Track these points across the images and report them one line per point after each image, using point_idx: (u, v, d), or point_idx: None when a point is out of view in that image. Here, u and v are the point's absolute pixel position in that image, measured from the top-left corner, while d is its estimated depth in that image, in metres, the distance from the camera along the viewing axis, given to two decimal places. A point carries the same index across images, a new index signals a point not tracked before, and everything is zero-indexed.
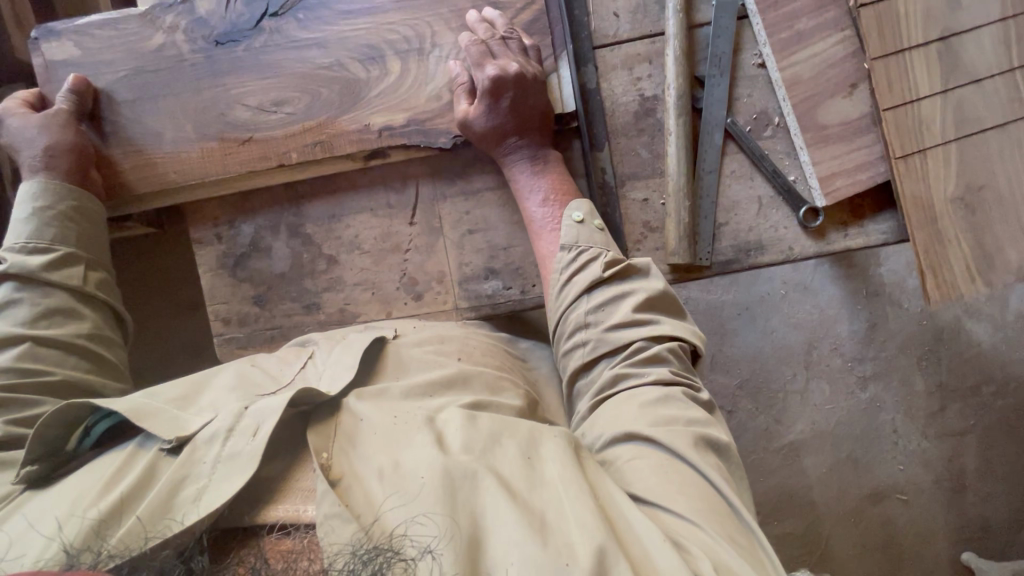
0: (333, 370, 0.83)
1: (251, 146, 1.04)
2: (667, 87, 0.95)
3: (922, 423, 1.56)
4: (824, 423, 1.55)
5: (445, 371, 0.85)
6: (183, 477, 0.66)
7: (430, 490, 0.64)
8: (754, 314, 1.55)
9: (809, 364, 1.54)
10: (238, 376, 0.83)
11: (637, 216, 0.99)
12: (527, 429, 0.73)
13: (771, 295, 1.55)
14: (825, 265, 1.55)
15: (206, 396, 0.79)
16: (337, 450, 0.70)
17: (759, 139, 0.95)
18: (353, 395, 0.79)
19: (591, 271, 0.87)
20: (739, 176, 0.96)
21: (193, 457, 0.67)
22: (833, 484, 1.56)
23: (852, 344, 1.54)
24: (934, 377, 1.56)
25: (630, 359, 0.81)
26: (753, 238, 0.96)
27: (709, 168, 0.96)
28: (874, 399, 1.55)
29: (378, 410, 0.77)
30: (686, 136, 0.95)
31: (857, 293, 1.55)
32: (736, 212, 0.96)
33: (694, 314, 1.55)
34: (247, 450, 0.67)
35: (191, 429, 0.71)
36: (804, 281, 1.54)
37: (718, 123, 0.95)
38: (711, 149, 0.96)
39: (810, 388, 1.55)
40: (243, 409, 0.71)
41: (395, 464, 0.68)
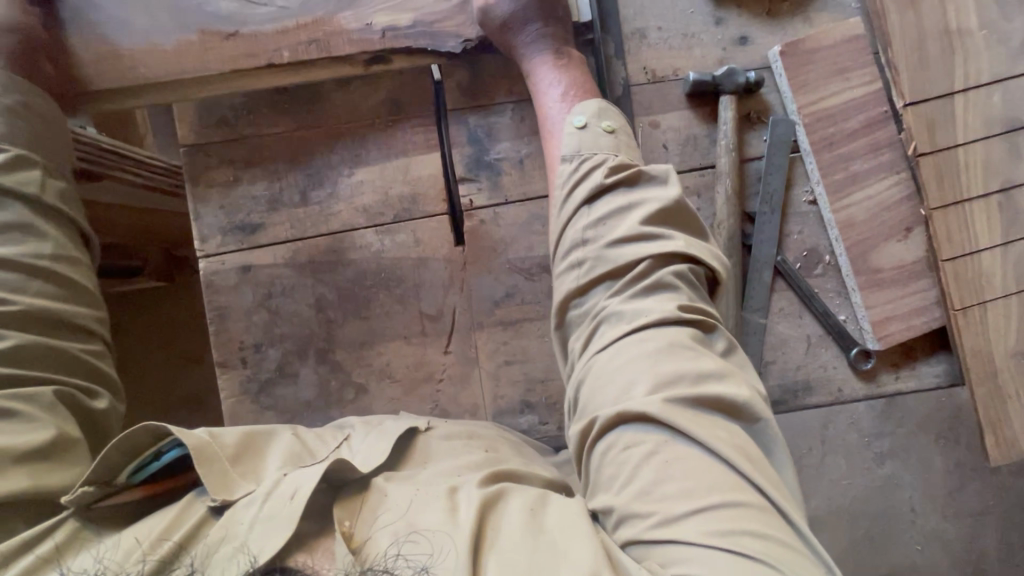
0: (366, 440, 0.80)
1: (300, 263, 1.04)
2: (719, 222, 0.98)
3: (941, 502, 1.52)
4: (840, 499, 1.51)
5: (474, 458, 0.81)
6: (220, 539, 0.63)
7: (447, 549, 0.62)
8: None
9: (825, 439, 1.50)
10: (274, 444, 0.77)
11: None
12: (533, 490, 0.71)
13: None
14: None
15: (263, 459, 0.74)
16: (361, 519, 0.68)
17: (808, 277, 1.00)
18: (384, 476, 0.74)
19: (592, 179, 0.82)
20: (788, 314, 1.01)
21: (234, 518, 0.65)
22: (851, 563, 1.52)
23: (870, 420, 1.50)
24: (952, 454, 1.52)
25: (632, 285, 0.75)
26: (802, 378, 1.01)
27: (757, 306, 0.99)
28: (892, 476, 1.51)
29: (404, 482, 0.73)
30: (738, 273, 0.98)
31: None
32: (785, 349, 1.01)
33: None
34: (283, 513, 0.64)
35: (235, 492, 0.68)
36: None
37: (768, 261, 0.99)
38: (758, 282, 0.99)
39: (826, 464, 1.51)
40: (280, 476, 0.69)
41: (410, 529, 0.65)
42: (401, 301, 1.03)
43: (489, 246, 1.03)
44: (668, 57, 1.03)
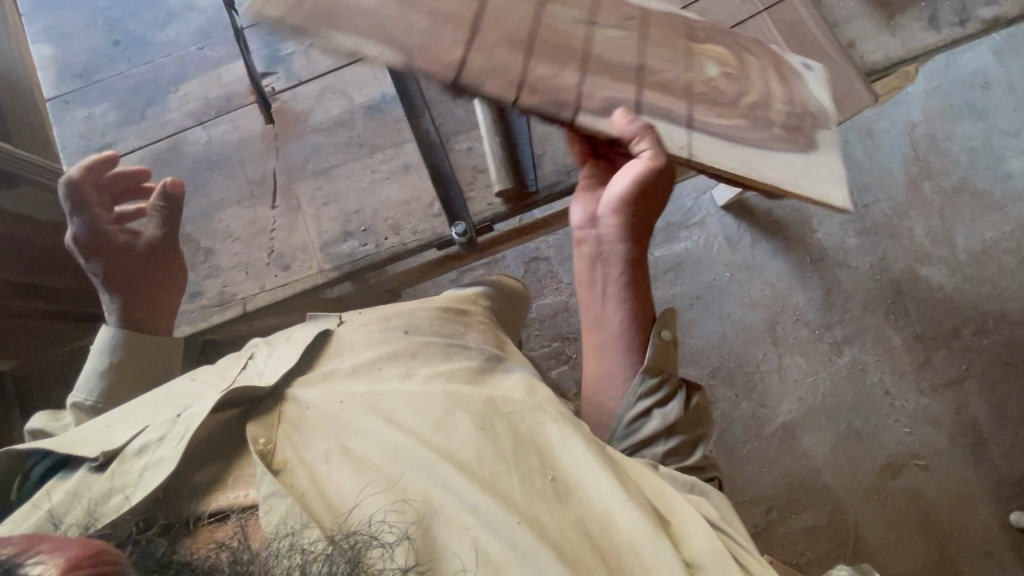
0: (277, 361, 0.71)
1: (142, 160, 0.89)
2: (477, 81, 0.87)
3: (913, 379, 1.50)
4: (811, 399, 1.50)
5: (390, 343, 0.73)
6: (111, 487, 0.59)
7: (379, 473, 0.59)
8: (706, 301, 1.55)
9: (776, 340, 1.52)
10: (159, 393, 0.71)
11: (463, 162, 0.86)
12: (480, 399, 0.66)
13: (718, 280, 1.56)
14: (764, 241, 1.56)
15: (133, 412, 0.68)
16: (280, 436, 0.62)
17: None
18: (297, 383, 0.68)
19: (670, 407, 0.77)
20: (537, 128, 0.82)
21: (121, 469, 0.60)
22: (843, 463, 1.46)
23: (814, 313, 1.53)
24: (907, 329, 1.52)
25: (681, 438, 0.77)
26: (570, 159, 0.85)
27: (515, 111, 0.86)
28: (856, 363, 1.51)
29: (326, 400, 0.65)
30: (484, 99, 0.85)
31: (803, 263, 1.55)
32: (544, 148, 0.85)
33: None
34: (170, 452, 0.60)
35: (118, 442, 0.63)
36: (746, 260, 1.56)
37: None
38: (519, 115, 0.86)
39: (786, 365, 1.52)
40: (176, 416, 0.64)
41: (343, 448, 0.61)
42: (230, 176, 0.87)
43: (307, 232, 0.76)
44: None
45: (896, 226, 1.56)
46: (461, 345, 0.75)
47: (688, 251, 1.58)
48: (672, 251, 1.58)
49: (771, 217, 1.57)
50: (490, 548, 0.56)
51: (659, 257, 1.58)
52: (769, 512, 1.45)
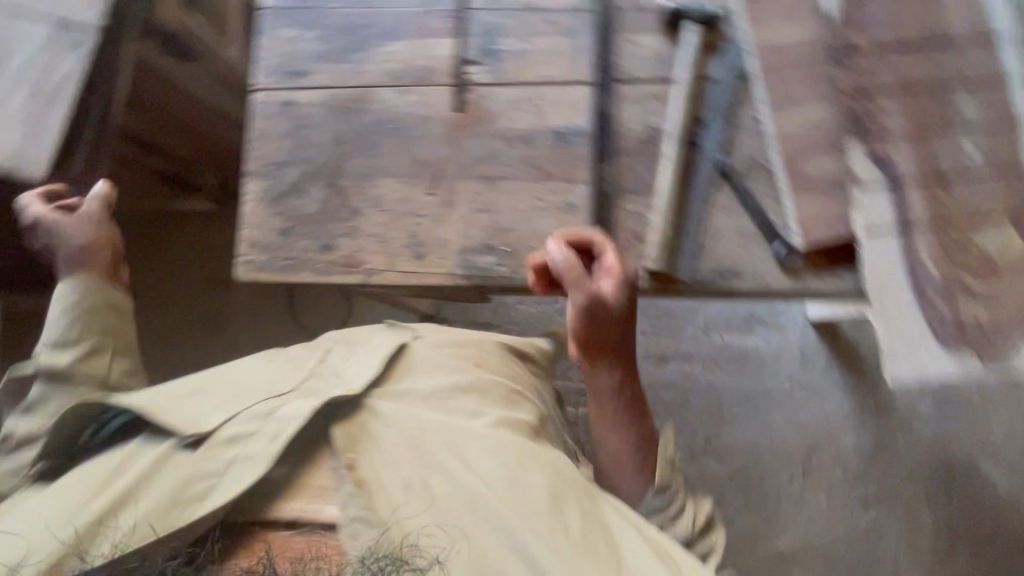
0: (355, 366, 0.65)
1: None
2: (667, 138, 0.64)
3: (928, 568, 1.41)
4: (817, 541, 1.43)
5: (467, 376, 0.67)
6: (199, 472, 0.53)
7: (455, 504, 0.52)
8: (755, 404, 1.49)
9: (807, 470, 1.46)
10: (249, 373, 0.64)
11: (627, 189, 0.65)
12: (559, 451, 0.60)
13: (775, 389, 1.49)
14: (837, 370, 1.50)
15: (219, 384, 0.62)
16: (363, 450, 0.55)
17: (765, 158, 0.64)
18: (377, 393, 0.62)
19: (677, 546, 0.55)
20: (725, 210, 0.64)
21: (207, 455, 0.54)
22: None
23: (855, 460, 1.46)
24: (943, 517, 1.43)
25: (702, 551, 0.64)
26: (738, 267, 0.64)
27: (705, 174, 0.64)
28: (877, 527, 1.43)
29: (403, 414, 0.59)
30: (676, 146, 0.64)
31: (864, 407, 1.48)
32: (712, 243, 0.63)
33: (695, 393, 1.49)
34: (265, 451, 0.53)
35: (211, 424, 0.56)
36: (811, 382, 1.50)
37: (716, 132, 0.65)
38: (697, 202, 0.64)
39: (805, 498, 1.45)
40: (270, 409, 0.57)
41: (421, 480, 0.53)
42: None
43: (412, 258, 0.64)
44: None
45: (973, 411, 1.48)
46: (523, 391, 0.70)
47: (760, 349, 1.51)
48: (742, 342, 1.52)
49: (854, 349, 1.50)
50: None
51: (730, 343, 1.51)
52: None
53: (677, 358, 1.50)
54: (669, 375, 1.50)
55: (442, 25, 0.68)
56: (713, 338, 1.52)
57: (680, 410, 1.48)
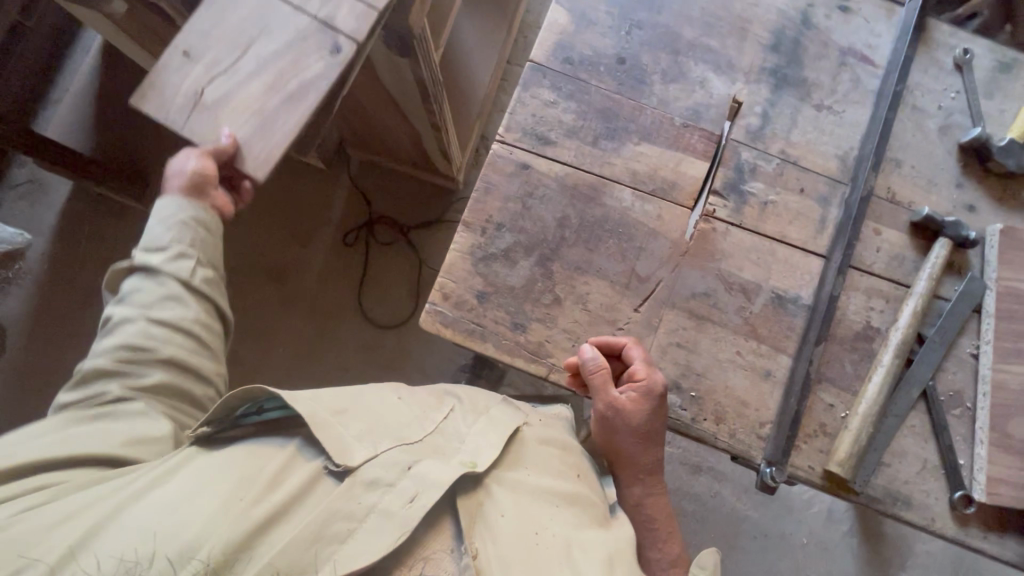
0: (480, 436, 0.56)
1: None
2: (886, 344, 0.63)
3: None
4: None
5: (582, 485, 0.59)
6: (336, 511, 0.46)
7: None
8: (768, 544, 1.47)
9: None
10: (383, 408, 0.56)
11: (825, 377, 0.63)
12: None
13: (791, 536, 1.48)
14: (855, 539, 1.48)
15: (358, 406, 0.54)
16: (480, 539, 0.49)
17: (969, 407, 0.63)
18: (492, 479, 0.54)
19: None
20: (915, 435, 0.62)
21: (352, 495, 0.47)
22: None
23: None
24: None
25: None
26: (908, 491, 0.61)
27: (911, 393, 0.62)
28: None
29: (518, 512, 0.52)
30: (899, 356, 0.62)
31: None
32: (895, 462, 0.61)
33: (715, 511, 1.47)
34: (399, 516, 0.46)
35: (356, 460, 0.49)
36: (827, 542, 1.47)
37: (939, 356, 0.63)
38: (893, 417, 0.62)
39: None
40: (404, 467, 0.50)
41: None
42: None
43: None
44: (914, 184, 0.66)
45: None
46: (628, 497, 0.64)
47: (789, 491, 1.50)
48: None
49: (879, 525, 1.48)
50: None
51: None
52: None
53: (709, 471, 1.49)
54: (696, 486, 1.48)
55: (698, 145, 0.66)
56: None
57: (695, 525, 1.45)
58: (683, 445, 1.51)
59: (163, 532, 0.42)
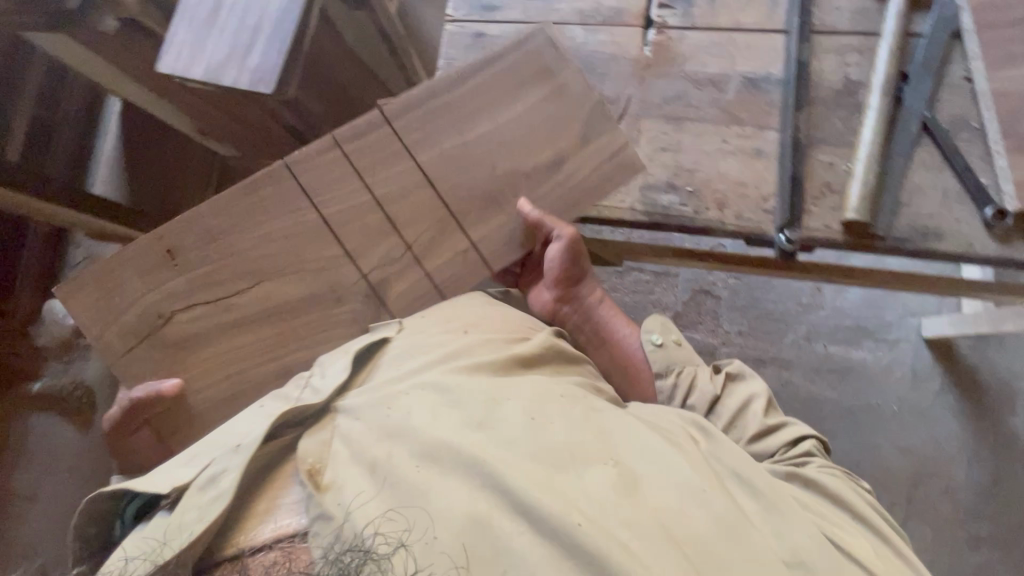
0: (335, 368, 0.71)
1: None
2: (871, 89, 0.68)
3: None
4: None
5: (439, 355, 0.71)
6: (175, 527, 0.57)
7: (420, 476, 0.59)
8: (858, 422, 1.41)
9: (910, 499, 1.37)
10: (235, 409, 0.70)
11: (819, 152, 0.68)
12: (524, 393, 0.66)
13: (880, 408, 1.41)
14: (950, 395, 1.40)
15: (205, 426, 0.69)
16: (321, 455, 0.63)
17: (958, 139, 0.67)
18: (343, 397, 0.69)
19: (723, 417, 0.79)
20: (927, 166, 0.66)
21: (185, 504, 0.59)
22: None
23: (967, 495, 1.36)
24: None
25: (779, 450, 0.74)
26: (932, 225, 0.64)
27: (908, 136, 0.66)
28: (986, 570, 1.33)
29: (367, 404, 0.66)
30: (887, 98, 0.66)
31: (982, 439, 1.37)
32: (914, 196, 0.64)
33: (791, 400, 1.43)
34: (227, 484, 0.59)
35: (185, 478, 0.62)
36: (922, 405, 1.40)
37: (923, 98, 0.68)
38: (898, 155, 0.66)
39: (909, 528, 1.36)
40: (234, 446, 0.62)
41: (388, 457, 0.60)
42: None
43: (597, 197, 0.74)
44: None
45: None
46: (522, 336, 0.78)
47: (865, 363, 1.43)
48: (847, 354, 1.44)
49: (974, 374, 1.39)
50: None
51: (831, 354, 1.44)
52: None
53: (773, 362, 1.45)
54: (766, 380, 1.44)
55: None
56: (813, 346, 1.45)
57: None
58: (740, 343, 1.47)
59: None
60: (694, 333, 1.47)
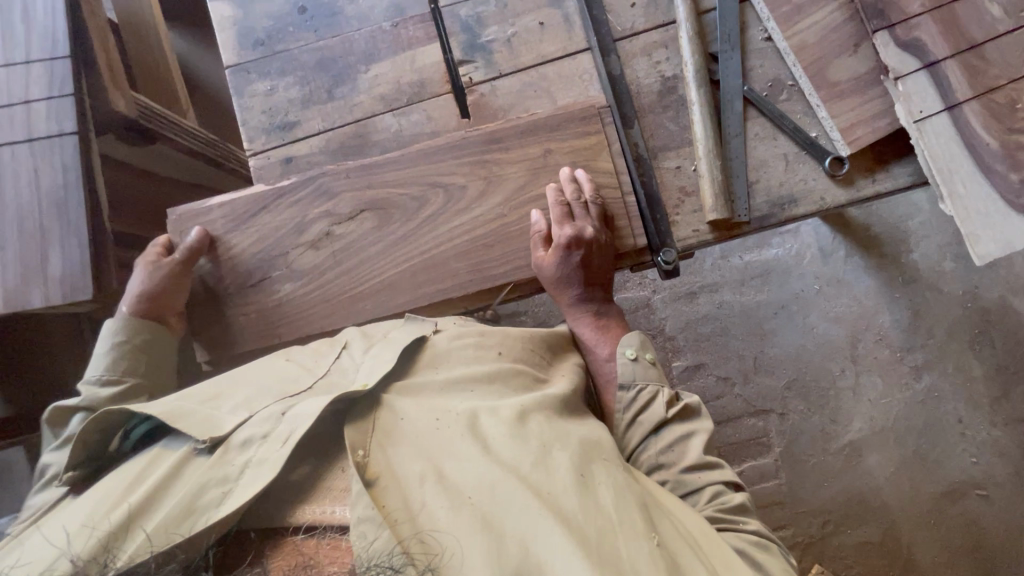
0: (372, 364, 0.76)
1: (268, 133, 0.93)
2: (689, 85, 0.82)
3: (988, 411, 1.48)
4: (883, 419, 1.49)
5: (483, 366, 0.79)
6: (211, 479, 0.64)
7: (476, 512, 0.62)
8: (791, 312, 1.52)
9: (856, 358, 1.51)
10: (274, 372, 0.79)
11: (672, 181, 0.82)
12: (576, 440, 0.70)
13: (806, 292, 1.52)
14: (857, 256, 1.53)
15: (237, 391, 0.75)
16: (375, 447, 0.67)
17: (777, 104, 0.81)
18: (392, 390, 0.75)
19: (654, 412, 0.79)
20: (763, 138, 0.80)
21: (224, 460, 0.66)
22: (906, 485, 1.47)
23: (897, 334, 1.51)
24: (990, 360, 1.49)
25: (716, 499, 0.73)
26: (786, 192, 0.79)
27: (735, 132, 0.80)
28: (932, 389, 1.49)
29: (422, 408, 0.73)
30: (709, 105, 0.81)
31: (894, 283, 1.52)
32: (762, 172, 0.79)
33: (731, 317, 1.52)
34: (275, 455, 0.64)
35: (224, 429, 0.68)
36: (837, 274, 1.52)
37: (736, 91, 0.81)
38: (736, 136, 0.80)
39: (862, 384, 1.50)
40: (280, 415, 0.69)
41: (440, 475, 0.65)
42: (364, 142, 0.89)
43: (500, 231, 0.83)
44: None
45: (994, 254, 1.52)
46: (545, 377, 0.82)
47: (779, 258, 1.54)
48: (762, 257, 1.54)
49: (868, 231, 1.53)
50: None
51: (749, 261, 1.53)
52: (825, 523, 1.46)
53: (703, 290, 1.54)
54: (703, 309, 1.53)
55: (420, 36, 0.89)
56: (731, 261, 1.55)
57: (722, 338, 1.52)
58: (668, 284, 1.55)
59: (77, 521, 0.62)
60: (624, 293, 1.54)
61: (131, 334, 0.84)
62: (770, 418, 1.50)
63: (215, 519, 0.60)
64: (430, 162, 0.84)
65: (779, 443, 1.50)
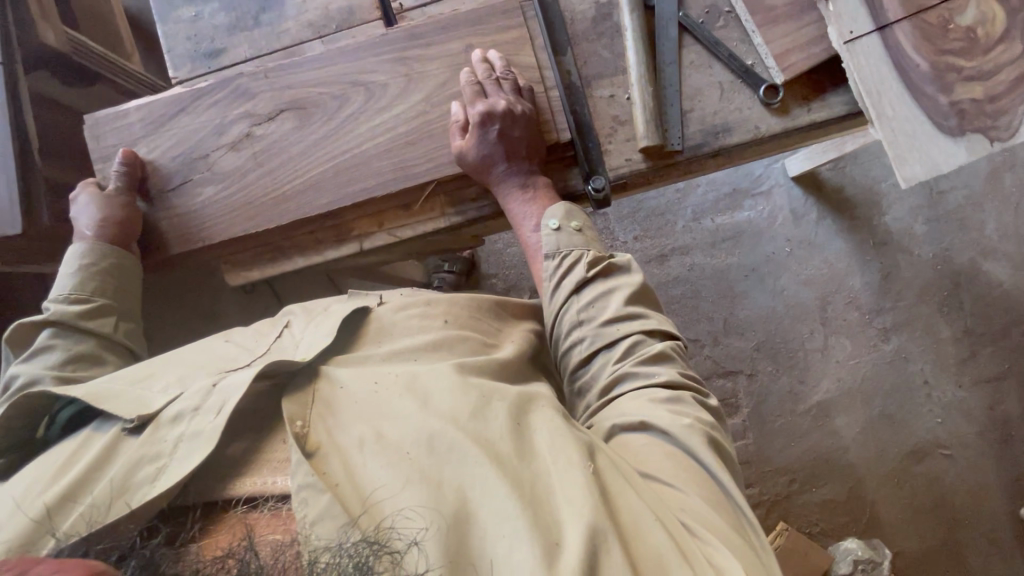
0: (313, 336, 0.78)
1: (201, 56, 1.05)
2: (624, 12, 0.88)
3: (954, 372, 1.49)
4: (850, 380, 1.50)
5: (428, 335, 0.79)
6: (141, 456, 0.64)
7: (414, 470, 0.61)
8: (762, 274, 1.52)
9: (825, 320, 1.51)
10: (213, 350, 0.80)
11: (605, 112, 0.88)
12: (515, 393, 0.70)
13: (777, 254, 1.52)
14: (828, 218, 1.52)
15: (169, 372, 0.76)
16: (313, 417, 0.67)
17: (713, 30, 0.86)
18: (331, 361, 0.75)
19: (576, 274, 0.81)
20: (698, 66, 0.85)
21: (154, 437, 0.66)
22: (871, 445, 1.49)
23: (867, 296, 1.51)
24: (958, 322, 1.50)
25: (636, 352, 0.77)
26: (720, 121, 0.83)
27: (669, 60, 0.86)
28: (900, 350, 1.50)
29: (360, 375, 0.73)
30: (642, 32, 0.87)
31: (865, 246, 1.51)
32: (696, 102, 0.84)
33: (701, 279, 1.53)
34: (208, 427, 0.65)
35: (154, 408, 0.69)
36: (808, 236, 1.52)
37: (670, 18, 0.87)
38: (669, 60, 0.86)
39: (830, 345, 1.51)
40: (211, 386, 0.69)
41: (377, 436, 0.65)
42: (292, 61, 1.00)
43: (419, 128, 0.93)
44: None
45: (966, 217, 1.52)
46: (493, 344, 0.83)
47: (751, 220, 1.54)
48: (734, 219, 1.54)
49: (840, 193, 1.52)
50: (508, 529, 0.57)
51: (720, 224, 1.54)
52: (791, 482, 1.48)
53: (674, 253, 1.55)
54: (673, 272, 1.54)
55: None
56: (702, 224, 1.55)
57: (692, 300, 1.53)
58: (640, 248, 1.56)
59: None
60: None
61: (100, 257, 0.94)
62: (739, 379, 1.51)
63: (151, 496, 0.61)
64: (349, 56, 0.96)
65: (747, 404, 1.51)
